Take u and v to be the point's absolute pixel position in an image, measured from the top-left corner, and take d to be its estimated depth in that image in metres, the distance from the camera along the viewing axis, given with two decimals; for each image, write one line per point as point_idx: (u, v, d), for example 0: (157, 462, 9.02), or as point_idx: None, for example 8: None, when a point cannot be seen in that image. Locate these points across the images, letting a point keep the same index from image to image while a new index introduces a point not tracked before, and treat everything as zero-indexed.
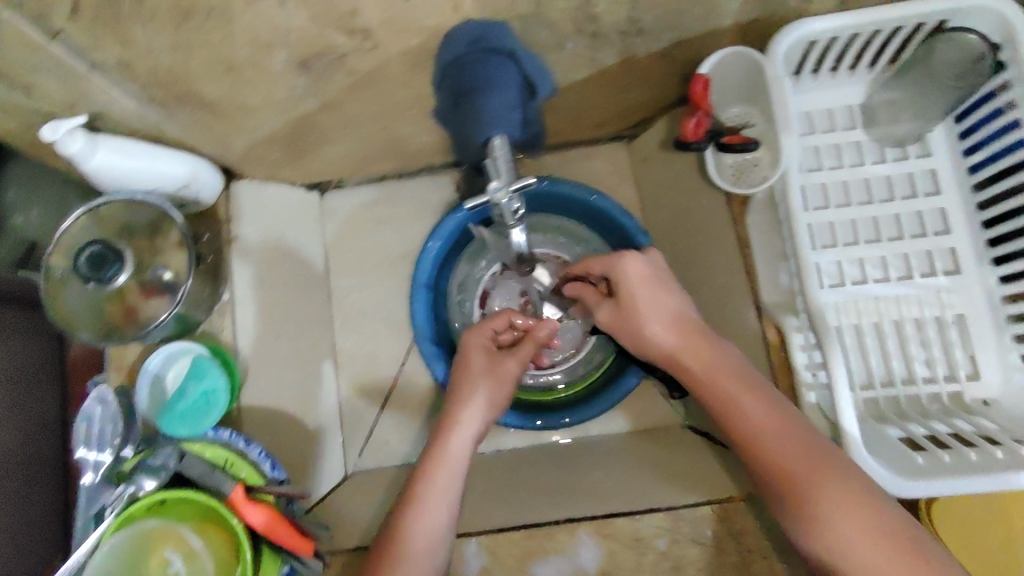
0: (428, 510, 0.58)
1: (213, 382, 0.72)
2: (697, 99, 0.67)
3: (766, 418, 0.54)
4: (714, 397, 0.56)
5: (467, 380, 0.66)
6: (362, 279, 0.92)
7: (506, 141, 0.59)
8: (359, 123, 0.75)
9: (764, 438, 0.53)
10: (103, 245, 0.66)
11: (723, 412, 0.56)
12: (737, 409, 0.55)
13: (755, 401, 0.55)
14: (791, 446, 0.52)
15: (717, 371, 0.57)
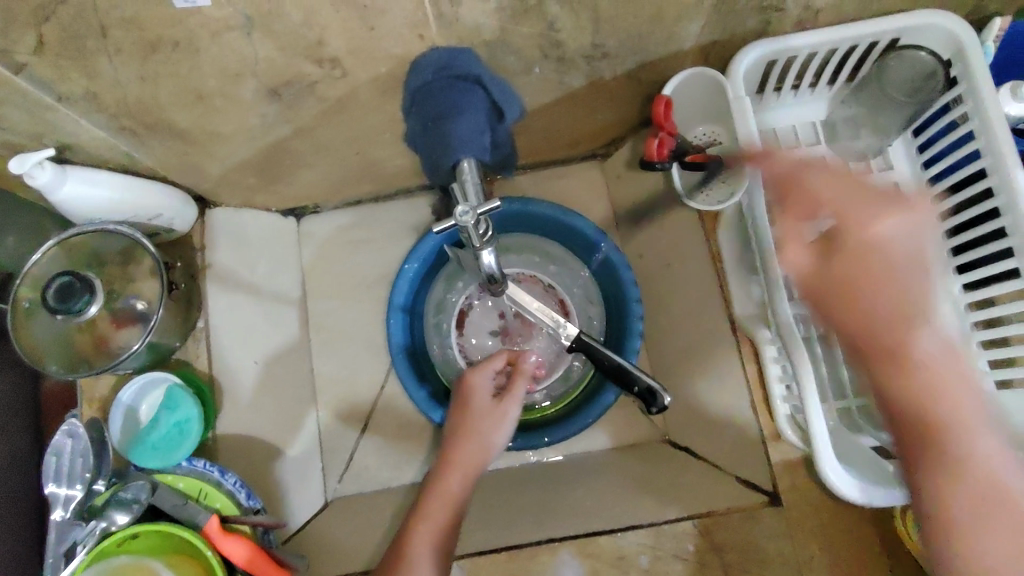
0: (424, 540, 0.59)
1: (187, 412, 0.71)
2: (659, 120, 0.69)
3: (949, 402, 0.45)
4: (906, 358, 0.47)
5: (466, 419, 0.67)
6: (339, 303, 0.91)
7: (474, 164, 0.61)
8: (332, 149, 0.75)
9: (953, 417, 0.45)
10: (73, 275, 0.66)
11: (908, 381, 0.46)
12: (940, 381, 0.46)
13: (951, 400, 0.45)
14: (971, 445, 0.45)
15: (928, 340, 0.47)
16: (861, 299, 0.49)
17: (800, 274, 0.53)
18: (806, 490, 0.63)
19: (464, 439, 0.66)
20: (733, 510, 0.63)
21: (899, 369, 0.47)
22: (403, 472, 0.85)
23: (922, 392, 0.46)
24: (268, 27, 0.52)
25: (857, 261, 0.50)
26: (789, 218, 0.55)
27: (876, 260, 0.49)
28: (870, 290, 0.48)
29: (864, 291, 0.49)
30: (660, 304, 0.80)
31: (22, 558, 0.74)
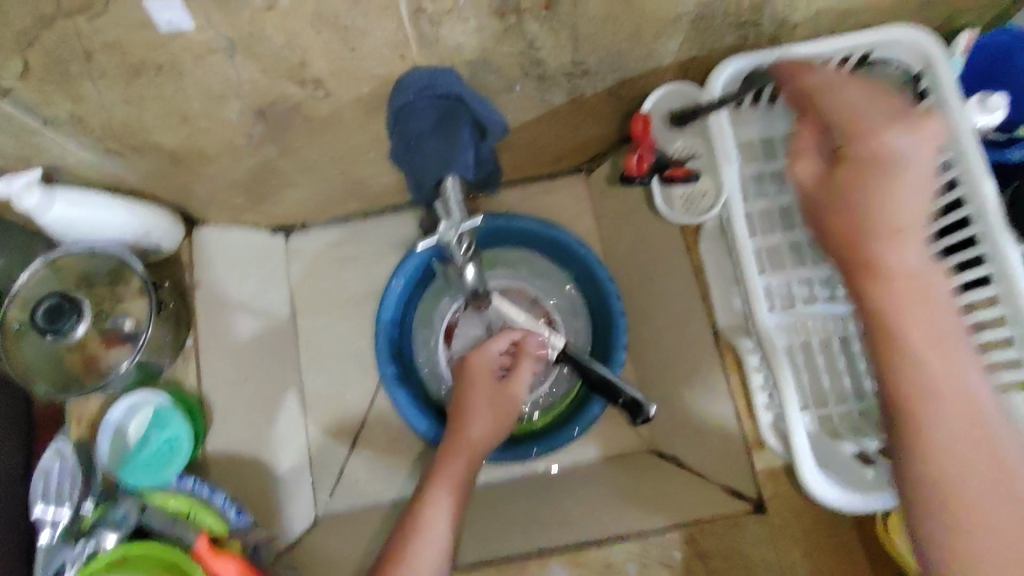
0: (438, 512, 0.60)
1: (176, 430, 0.71)
2: (639, 136, 0.71)
3: (926, 313, 0.44)
4: (883, 264, 0.44)
5: (473, 396, 0.68)
6: (328, 319, 0.92)
7: (458, 181, 0.62)
8: (319, 167, 0.76)
9: (918, 337, 0.43)
10: (61, 297, 0.67)
11: (879, 283, 0.44)
12: (907, 296, 0.44)
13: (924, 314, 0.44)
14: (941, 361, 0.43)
15: (910, 250, 0.44)
16: (843, 201, 0.46)
17: (806, 185, 0.49)
18: (790, 497, 0.63)
19: (472, 417, 0.67)
20: (718, 518, 0.63)
21: (874, 278, 0.44)
22: (393, 485, 0.86)
23: (897, 299, 0.44)
24: (251, 50, 0.53)
25: (871, 166, 0.46)
26: (806, 127, 0.51)
27: (883, 170, 0.46)
28: (855, 195, 0.46)
29: (850, 197, 0.46)
30: (645, 315, 0.81)
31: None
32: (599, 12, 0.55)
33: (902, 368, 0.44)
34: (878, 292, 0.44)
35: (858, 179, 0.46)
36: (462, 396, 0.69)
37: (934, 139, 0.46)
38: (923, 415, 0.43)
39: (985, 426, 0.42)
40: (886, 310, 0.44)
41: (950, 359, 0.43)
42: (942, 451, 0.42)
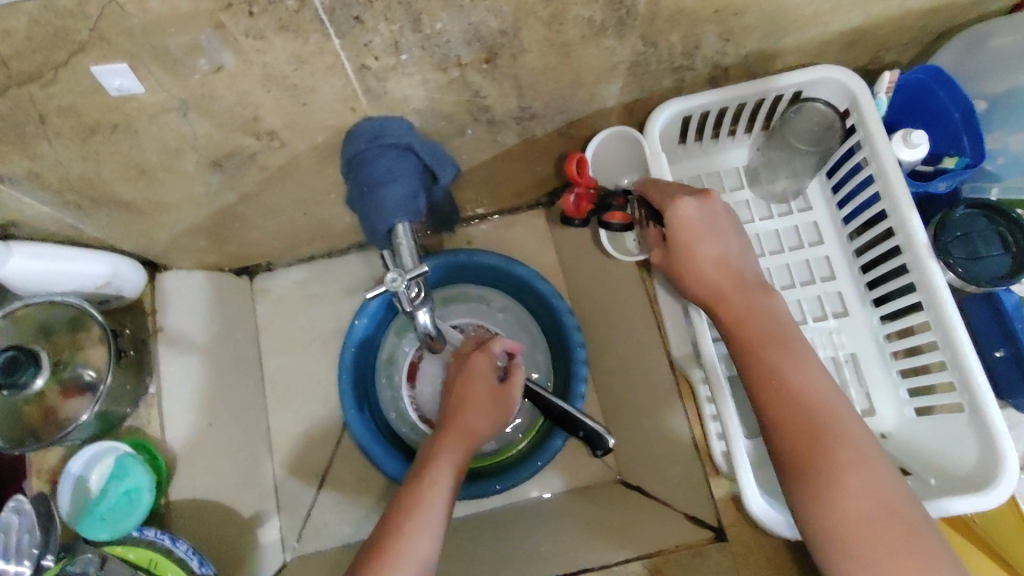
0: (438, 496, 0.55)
1: (137, 481, 0.70)
2: (573, 177, 0.75)
3: (779, 343, 0.52)
4: (722, 299, 0.56)
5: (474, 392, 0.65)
6: (295, 359, 0.92)
7: (409, 229, 0.64)
8: (281, 211, 0.77)
9: (793, 374, 0.50)
10: (17, 349, 0.68)
11: (738, 321, 0.54)
12: (763, 335, 0.53)
13: (767, 334, 0.53)
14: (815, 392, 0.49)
15: (751, 289, 0.56)
16: (686, 257, 0.57)
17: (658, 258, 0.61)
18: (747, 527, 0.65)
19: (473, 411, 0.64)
20: (682, 547, 0.63)
21: (728, 312, 0.55)
22: (361, 526, 0.86)
23: (744, 334, 0.53)
24: (204, 108, 0.55)
25: (684, 232, 0.58)
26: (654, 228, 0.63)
27: (702, 227, 0.57)
28: (702, 247, 0.57)
29: (694, 248, 0.57)
30: (605, 345, 0.83)
31: None
32: (539, 64, 0.58)
33: (779, 404, 0.49)
34: (744, 342, 0.53)
35: (688, 239, 0.57)
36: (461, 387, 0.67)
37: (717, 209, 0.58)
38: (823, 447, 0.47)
39: (861, 451, 0.46)
40: (756, 361, 0.52)
41: (823, 385, 0.50)
42: (840, 471, 0.46)
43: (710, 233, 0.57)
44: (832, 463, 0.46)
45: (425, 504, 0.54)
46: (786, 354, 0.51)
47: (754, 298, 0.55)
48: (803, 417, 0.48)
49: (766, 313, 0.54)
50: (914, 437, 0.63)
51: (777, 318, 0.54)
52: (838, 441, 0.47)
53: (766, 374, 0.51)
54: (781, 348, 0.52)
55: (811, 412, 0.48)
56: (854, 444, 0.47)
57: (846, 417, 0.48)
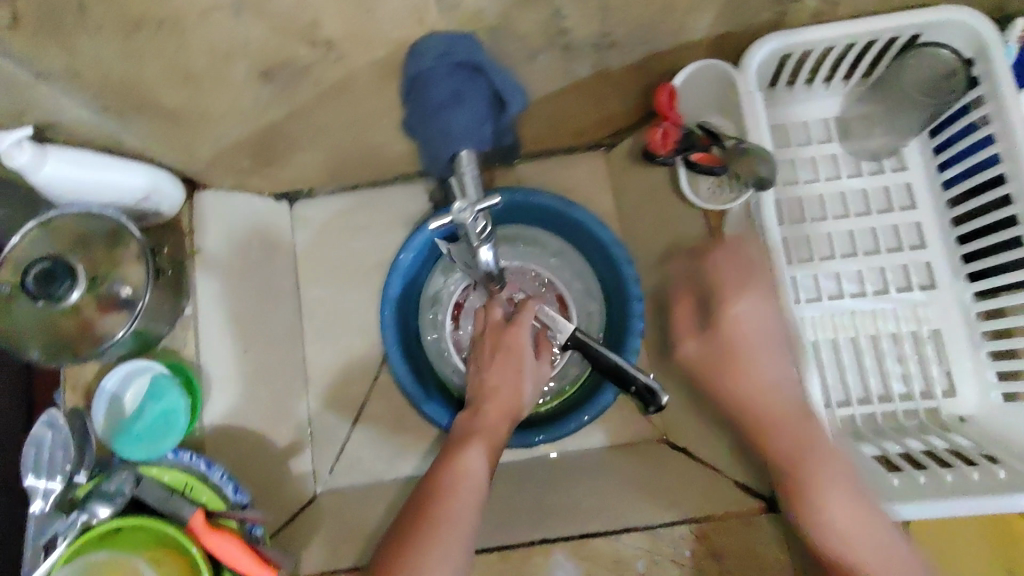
0: (471, 474, 0.57)
1: (174, 403, 0.69)
2: (662, 109, 0.67)
3: (816, 457, 0.55)
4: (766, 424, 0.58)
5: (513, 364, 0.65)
6: (334, 291, 0.89)
7: (472, 157, 0.61)
8: (329, 132, 0.73)
9: (840, 513, 0.53)
10: (53, 260, 0.63)
11: (784, 434, 0.56)
12: (820, 468, 0.54)
13: (795, 445, 0.56)
14: (859, 522, 0.52)
15: (792, 406, 0.58)
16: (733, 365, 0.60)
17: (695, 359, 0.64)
18: None
19: (509, 386, 0.64)
20: (730, 517, 0.62)
21: (773, 437, 0.57)
22: (396, 464, 0.84)
23: (792, 452, 0.56)
24: (259, 9, 0.50)
25: (732, 335, 0.62)
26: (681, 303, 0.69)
27: (746, 334, 0.61)
28: (751, 365, 0.60)
29: (744, 366, 0.59)
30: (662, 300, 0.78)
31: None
32: None
33: (841, 551, 0.52)
34: (797, 484, 0.55)
35: (734, 344, 0.61)
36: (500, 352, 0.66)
37: (770, 317, 0.61)
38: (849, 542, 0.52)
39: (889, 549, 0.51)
40: (817, 498, 0.54)
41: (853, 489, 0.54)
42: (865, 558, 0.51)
43: (755, 353, 0.60)
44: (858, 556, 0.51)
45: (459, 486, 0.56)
46: (827, 464, 0.55)
47: (803, 425, 0.57)
48: (845, 526, 0.52)
49: (825, 443, 0.55)
50: (997, 423, 0.58)
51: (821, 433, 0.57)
52: (866, 536, 0.52)
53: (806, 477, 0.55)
54: (826, 458, 0.55)
55: (865, 545, 0.51)
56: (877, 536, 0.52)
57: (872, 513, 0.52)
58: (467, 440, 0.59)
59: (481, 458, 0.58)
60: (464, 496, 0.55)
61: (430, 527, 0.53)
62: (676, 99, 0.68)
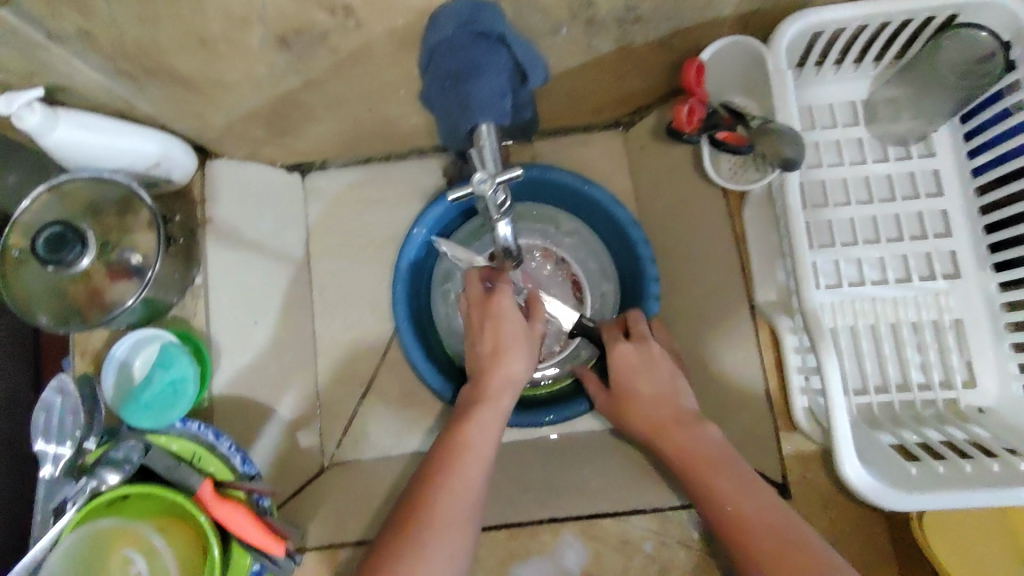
0: (468, 462, 0.55)
1: (182, 371, 0.69)
2: (689, 85, 0.65)
3: (705, 461, 0.56)
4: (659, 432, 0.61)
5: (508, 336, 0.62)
6: (345, 264, 0.88)
7: (493, 129, 0.59)
8: (343, 103, 0.71)
9: (722, 495, 0.54)
10: (64, 226, 0.62)
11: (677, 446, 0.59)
12: (704, 462, 0.56)
13: (693, 448, 0.58)
14: (746, 497, 0.53)
15: (682, 417, 0.60)
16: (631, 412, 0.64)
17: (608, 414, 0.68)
18: (816, 485, 0.63)
19: (505, 362, 0.62)
20: None
21: (673, 445, 0.59)
22: (404, 439, 0.84)
23: (688, 457, 0.58)
24: None
25: (626, 379, 0.65)
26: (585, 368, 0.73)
27: (633, 372, 0.65)
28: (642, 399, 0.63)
29: (637, 401, 0.64)
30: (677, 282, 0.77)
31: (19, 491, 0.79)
32: None
33: (735, 536, 0.52)
34: (693, 479, 0.56)
35: (627, 390, 0.65)
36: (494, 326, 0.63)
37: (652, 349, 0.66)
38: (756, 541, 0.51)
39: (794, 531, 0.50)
40: (703, 486, 0.55)
41: (747, 483, 0.54)
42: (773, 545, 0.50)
43: (637, 381, 0.64)
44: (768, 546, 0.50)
45: (457, 475, 0.54)
46: (719, 463, 0.56)
47: (692, 430, 0.59)
48: (755, 517, 0.52)
49: (705, 441, 0.58)
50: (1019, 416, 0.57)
51: (709, 438, 0.58)
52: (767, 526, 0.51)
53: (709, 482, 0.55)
54: (721, 458, 0.56)
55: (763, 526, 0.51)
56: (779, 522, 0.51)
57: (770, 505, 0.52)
58: (465, 423, 0.57)
59: (478, 443, 0.56)
60: (470, 474, 0.54)
61: (424, 520, 0.51)
62: (704, 74, 0.66)
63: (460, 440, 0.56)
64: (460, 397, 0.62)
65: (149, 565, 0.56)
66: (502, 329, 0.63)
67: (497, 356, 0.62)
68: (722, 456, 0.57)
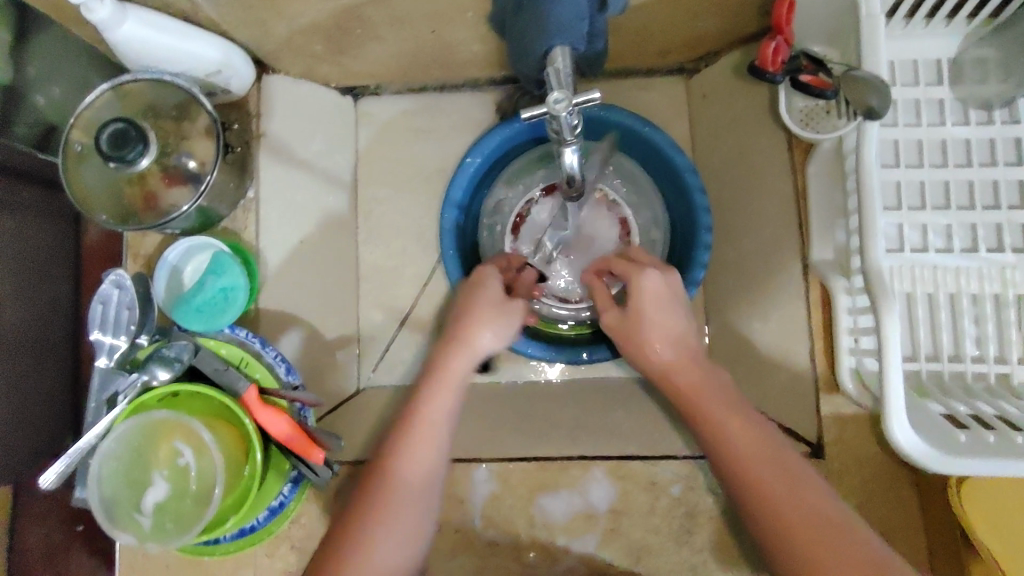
0: (423, 450, 0.56)
1: (233, 280, 0.70)
2: (779, 21, 0.64)
3: (709, 401, 0.57)
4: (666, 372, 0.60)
5: (478, 306, 0.62)
6: (392, 192, 0.88)
7: (566, 53, 0.57)
8: (408, 22, 0.70)
9: (726, 446, 0.54)
10: (127, 122, 0.62)
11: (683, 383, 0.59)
12: (707, 401, 0.57)
13: (711, 390, 0.58)
14: (755, 446, 0.53)
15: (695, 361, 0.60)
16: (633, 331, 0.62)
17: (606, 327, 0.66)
18: (853, 444, 0.62)
19: (473, 328, 0.61)
20: None
21: (680, 383, 0.59)
22: None
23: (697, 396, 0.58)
24: None
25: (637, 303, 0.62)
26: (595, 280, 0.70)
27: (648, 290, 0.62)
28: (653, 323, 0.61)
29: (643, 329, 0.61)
30: (728, 235, 0.76)
31: (62, 389, 0.86)
32: None
33: (735, 466, 0.53)
34: (696, 414, 0.57)
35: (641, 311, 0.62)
36: (468, 296, 0.64)
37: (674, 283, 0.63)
38: (756, 481, 0.52)
39: (799, 477, 0.51)
40: (713, 429, 0.55)
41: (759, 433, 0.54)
42: (775, 486, 0.51)
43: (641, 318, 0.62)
44: (773, 492, 0.51)
45: (405, 464, 0.56)
46: (731, 411, 0.56)
47: (704, 372, 0.59)
48: (766, 458, 0.52)
49: (713, 383, 0.58)
50: None
51: (717, 381, 0.58)
52: (773, 473, 0.52)
53: (712, 427, 0.55)
54: (733, 407, 0.56)
55: (767, 470, 0.52)
56: (778, 462, 0.52)
57: (772, 452, 0.53)
58: (422, 398, 0.58)
59: (444, 405, 0.58)
60: (431, 440, 0.57)
61: (367, 515, 0.54)
62: (792, 13, 0.64)
63: (428, 402, 0.58)
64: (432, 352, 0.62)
65: (197, 460, 0.57)
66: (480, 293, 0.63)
67: (462, 325, 0.62)
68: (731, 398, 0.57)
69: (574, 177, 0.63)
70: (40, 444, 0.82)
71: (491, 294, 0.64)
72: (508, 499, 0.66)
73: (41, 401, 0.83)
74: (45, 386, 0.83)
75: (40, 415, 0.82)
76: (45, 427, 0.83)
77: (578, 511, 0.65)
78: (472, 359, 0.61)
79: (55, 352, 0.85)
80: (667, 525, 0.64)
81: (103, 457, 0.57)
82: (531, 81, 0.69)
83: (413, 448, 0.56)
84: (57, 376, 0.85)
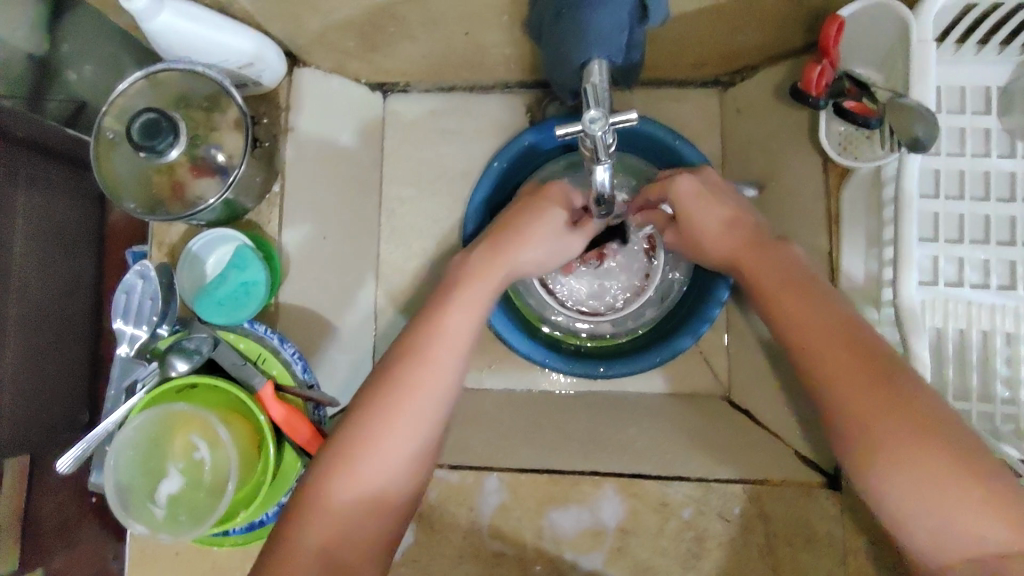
0: (465, 314, 0.57)
1: (255, 275, 0.70)
2: (826, 43, 0.62)
3: (810, 330, 0.51)
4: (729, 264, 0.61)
5: (525, 224, 0.64)
6: (416, 192, 0.88)
7: (604, 67, 0.56)
8: (441, 22, 0.69)
9: (828, 387, 0.48)
10: (158, 112, 0.61)
11: (756, 267, 0.58)
12: (790, 294, 0.54)
13: (802, 323, 0.52)
14: (860, 385, 0.47)
15: (765, 259, 0.57)
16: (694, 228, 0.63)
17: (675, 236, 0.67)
18: None
19: (522, 247, 0.64)
20: (787, 482, 0.63)
21: (757, 279, 0.57)
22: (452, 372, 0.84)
23: (801, 326, 0.51)
24: None
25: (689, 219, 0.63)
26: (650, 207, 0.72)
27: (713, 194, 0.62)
28: (712, 215, 0.62)
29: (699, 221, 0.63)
30: None
31: (86, 364, 0.88)
32: None
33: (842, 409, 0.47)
34: (789, 334, 0.52)
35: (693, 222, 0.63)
36: (519, 211, 0.66)
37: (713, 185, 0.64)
38: (869, 444, 0.45)
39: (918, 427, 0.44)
40: (798, 330, 0.52)
41: (868, 370, 0.47)
42: (890, 454, 0.44)
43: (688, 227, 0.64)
44: (884, 452, 0.44)
45: (448, 319, 0.56)
46: (834, 343, 0.49)
47: (769, 253, 0.58)
48: (879, 405, 0.45)
49: (784, 266, 0.56)
50: None
51: (796, 279, 0.55)
52: (883, 429, 0.45)
53: (819, 370, 0.49)
54: (836, 336, 0.49)
55: (880, 429, 0.45)
56: (895, 416, 0.45)
57: (882, 398, 0.46)
58: (472, 273, 0.60)
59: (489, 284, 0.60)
60: (472, 307, 0.58)
61: (415, 353, 0.54)
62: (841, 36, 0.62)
63: (473, 278, 0.60)
64: (455, 264, 0.62)
65: (211, 454, 0.57)
66: (522, 216, 0.65)
67: (516, 234, 0.64)
68: (806, 281, 0.54)
69: (605, 194, 0.61)
70: (64, 418, 0.85)
71: (549, 223, 0.66)
72: (517, 511, 0.64)
73: (66, 377, 0.85)
74: (69, 362, 0.85)
75: (65, 390, 0.84)
76: (67, 402, 0.85)
77: (586, 527, 0.63)
78: (512, 263, 0.62)
79: (78, 329, 0.87)
80: (676, 548, 0.63)
81: (119, 445, 0.57)
82: (566, 90, 0.68)
83: (455, 308, 0.57)
84: (80, 353, 0.87)
